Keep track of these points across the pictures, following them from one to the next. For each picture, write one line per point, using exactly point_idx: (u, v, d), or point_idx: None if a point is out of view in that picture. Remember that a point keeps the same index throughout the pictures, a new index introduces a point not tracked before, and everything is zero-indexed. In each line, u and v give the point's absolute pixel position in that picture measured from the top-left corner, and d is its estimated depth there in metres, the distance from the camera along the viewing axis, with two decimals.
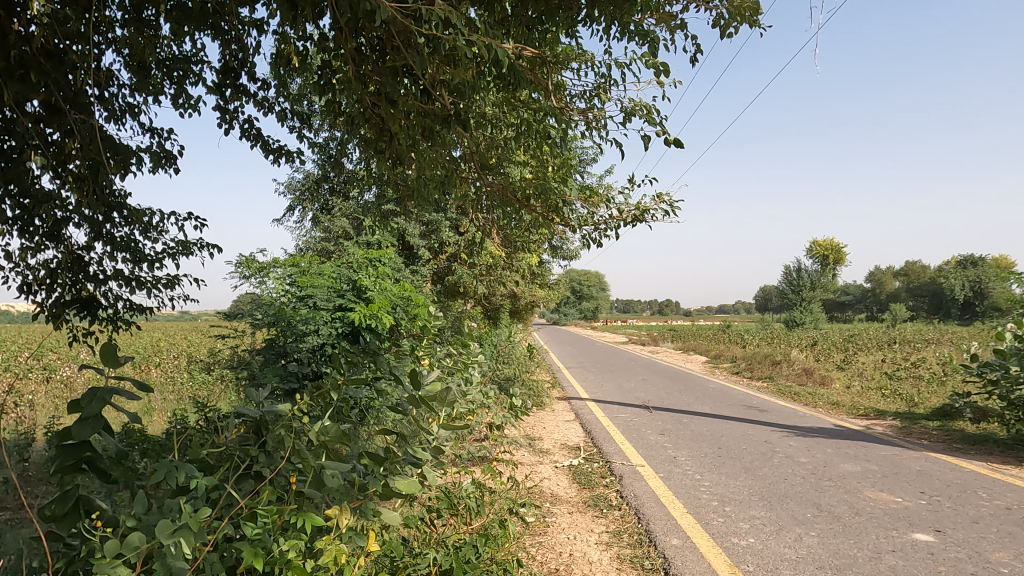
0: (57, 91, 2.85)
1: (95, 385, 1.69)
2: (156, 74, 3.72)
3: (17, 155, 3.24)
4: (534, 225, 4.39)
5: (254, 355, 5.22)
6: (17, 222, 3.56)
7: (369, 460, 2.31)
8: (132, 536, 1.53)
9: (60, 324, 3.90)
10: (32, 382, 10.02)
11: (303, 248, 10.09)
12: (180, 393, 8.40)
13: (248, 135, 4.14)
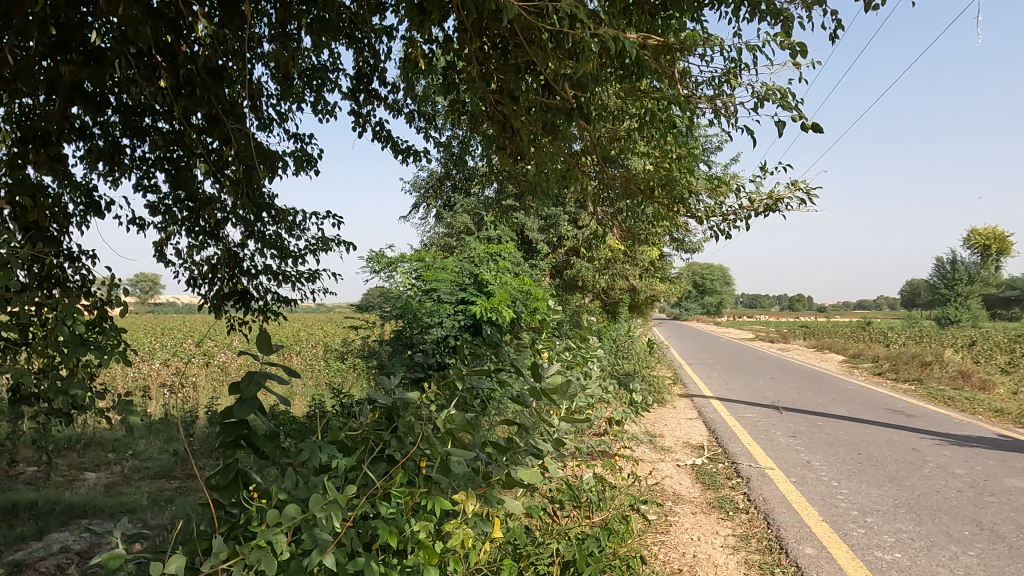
0: (217, 104, 3.16)
1: (251, 369, 1.85)
2: (299, 84, 4.01)
3: (185, 163, 3.63)
4: (657, 218, 4.28)
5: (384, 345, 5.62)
6: (185, 223, 3.99)
7: (493, 450, 2.36)
8: (287, 510, 1.67)
9: (220, 314, 4.33)
10: (195, 366, 11.26)
11: (428, 244, 10.54)
12: (319, 379, 9.08)
13: (380, 137, 4.36)
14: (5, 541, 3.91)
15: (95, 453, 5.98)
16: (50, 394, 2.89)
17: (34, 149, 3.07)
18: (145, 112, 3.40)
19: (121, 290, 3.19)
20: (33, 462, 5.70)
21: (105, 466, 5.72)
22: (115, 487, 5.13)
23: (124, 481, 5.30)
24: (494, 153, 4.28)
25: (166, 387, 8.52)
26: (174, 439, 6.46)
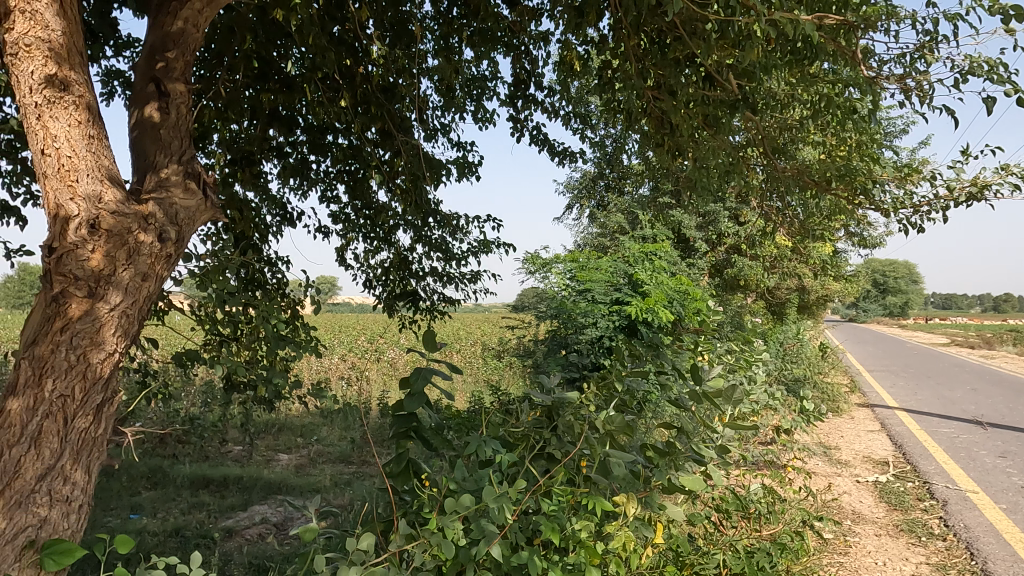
0: (389, 119, 3.41)
1: (418, 365, 1.96)
2: (461, 94, 4.21)
3: (361, 174, 3.95)
4: (833, 211, 3.94)
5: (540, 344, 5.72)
6: (362, 230, 4.34)
7: (654, 453, 2.31)
8: (463, 499, 1.75)
9: (392, 314, 4.66)
10: (368, 361, 12.24)
11: (582, 244, 10.57)
12: (478, 376, 9.46)
13: (537, 140, 4.45)
14: (219, 508, 4.53)
15: (288, 436, 6.72)
16: (255, 384, 3.29)
17: (241, 169, 3.51)
18: (328, 131, 3.75)
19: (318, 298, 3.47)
20: (239, 442, 6.54)
21: (295, 449, 6.41)
22: (304, 468, 5.73)
23: (311, 463, 5.91)
24: (651, 150, 4.19)
25: (345, 379, 9.36)
26: (352, 427, 7.08)
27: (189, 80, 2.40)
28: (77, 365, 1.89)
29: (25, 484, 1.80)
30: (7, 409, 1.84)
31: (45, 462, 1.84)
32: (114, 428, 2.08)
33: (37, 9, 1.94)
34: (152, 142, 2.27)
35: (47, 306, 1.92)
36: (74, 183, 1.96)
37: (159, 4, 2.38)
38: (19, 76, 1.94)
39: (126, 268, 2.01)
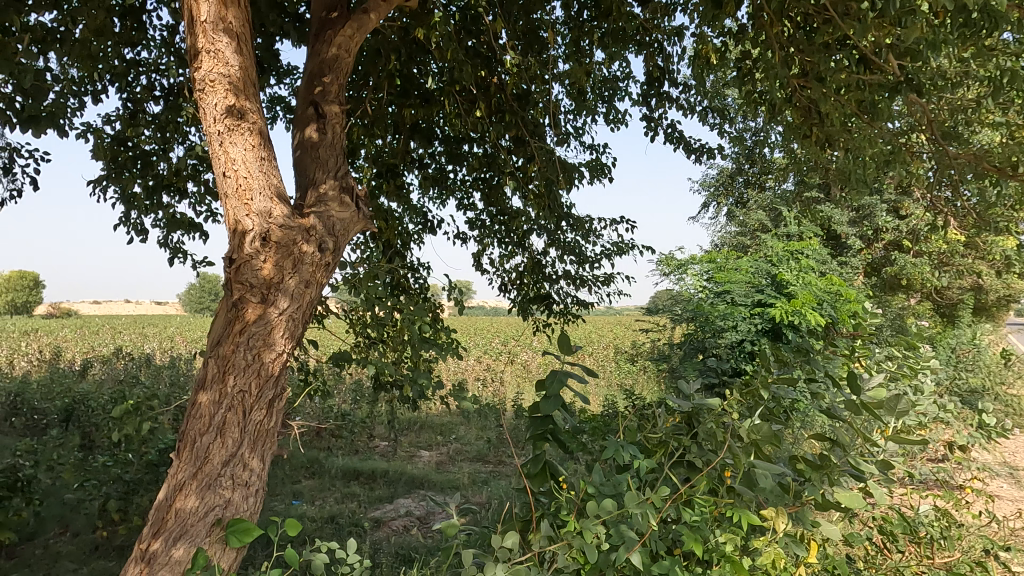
0: (523, 125, 3.47)
1: (554, 368, 1.96)
2: (592, 96, 4.19)
3: (496, 181, 4.05)
4: (1018, 200, 3.48)
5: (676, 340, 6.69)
6: (496, 235, 4.44)
7: (805, 466, 2.16)
8: (605, 504, 1.74)
9: (526, 317, 4.73)
10: (502, 362, 12.58)
11: (719, 244, 10.19)
12: (611, 380, 9.39)
13: (671, 138, 4.33)
14: (369, 499, 4.85)
15: (429, 434, 7.06)
16: (400, 384, 3.48)
17: (386, 181, 3.71)
18: (464, 141, 3.89)
19: (459, 293, 3.68)
20: (385, 438, 6.97)
21: (436, 446, 6.72)
22: (444, 465, 6.00)
23: (450, 460, 6.17)
24: (796, 142, 3.93)
25: (480, 380, 9.67)
26: (488, 427, 7.30)
27: (342, 102, 2.59)
28: (253, 363, 2.11)
29: (213, 468, 2.05)
30: (200, 401, 2.11)
31: (229, 449, 2.08)
32: (283, 422, 2.28)
33: (219, 48, 2.19)
34: (311, 161, 2.47)
35: (228, 311, 2.17)
36: (250, 201, 2.17)
37: (316, 35, 2.62)
38: (205, 109, 2.19)
39: (292, 276, 2.19)
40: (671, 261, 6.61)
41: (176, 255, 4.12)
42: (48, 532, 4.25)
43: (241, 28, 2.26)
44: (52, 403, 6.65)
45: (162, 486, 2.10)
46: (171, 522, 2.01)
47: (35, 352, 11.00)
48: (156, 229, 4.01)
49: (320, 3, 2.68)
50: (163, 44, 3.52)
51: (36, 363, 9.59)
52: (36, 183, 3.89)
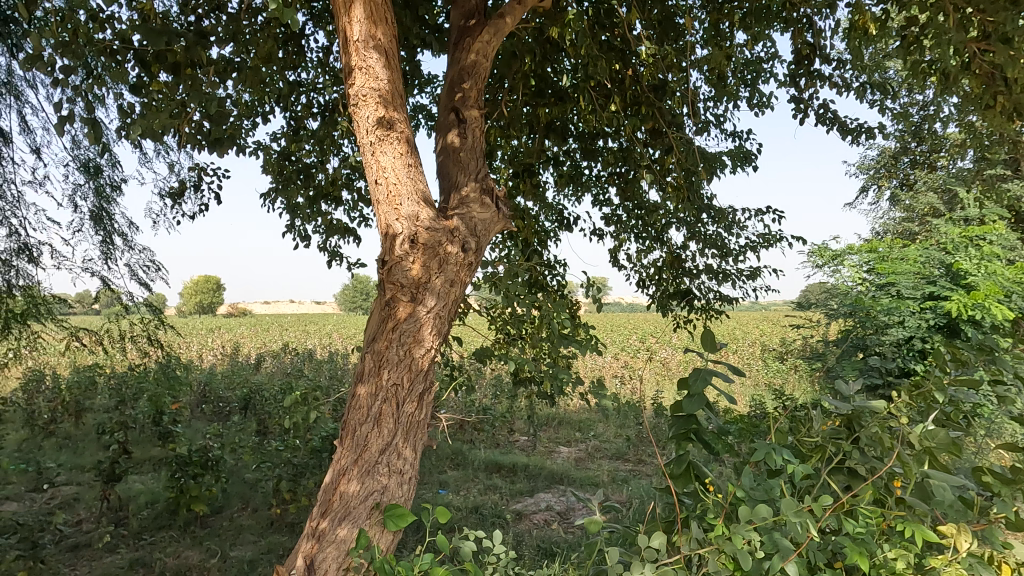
0: (660, 117, 3.38)
1: (698, 365, 1.87)
2: (734, 81, 3.99)
3: (633, 175, 3.97)
4: None
5: (840, 332, 6.40)
6: (633, 230, 4.36)
7: (992, 480, 1.92)
8: (758, 510, 1.65)
9: (666, 313, 4.60)
10: (640, 359, 12.37)
11: (881, 233, 9.32)
12: (758, 379, 8.91)
13: (824, 120, 4.01)
14: (510, 492, 4.97)
15: (567, 430, 7.11)
16: (539, 380, 3.54)
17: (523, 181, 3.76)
18: (599, 136, 3.86)
19: (599, 292, 3.67)
20: (525, 432, 7.12)
21: (575, 442, 6.75)
22: (583, 462, 6.02)
23: (589, 458, 6.17)
24: (975, 114, 3.49)
25: (618, 378, 9.57)
26: (626, 425, 7.21)
27: (481, 106, 2.67)
28: (404, 358, 2.24)
29: (371, 455, 2.21)
30: (358, 393, 2.28)
31: (385, 438, 2.22)
32: (432, 414, 2.40)
33: (370, 64, 2.32)
34: (454, 165, 2.56)
35: (382, 309, 2.31)
36: (399, 206, 2.30)
37: (456, 43, 2.71)
38: (359, 122, 2.35)
39: (438, 276, 2.29)
40: (824, 252, 6.13)
41: (334, 259, 4.46)
42: (233, 507, 4.80)
43: (389, 43, 2.38)
44: (233, 392, 7.50)
45: (328, 470, 2.30)
46: (336, 503, 2.19)
47: (219, 348, 12.45)
48: (316, 235, 4.37)
49: (459, 12, 2.77)
50: (320, 65, 3.84)
51: (220, 357, 10.86)
52: (219, 197, 4.35)
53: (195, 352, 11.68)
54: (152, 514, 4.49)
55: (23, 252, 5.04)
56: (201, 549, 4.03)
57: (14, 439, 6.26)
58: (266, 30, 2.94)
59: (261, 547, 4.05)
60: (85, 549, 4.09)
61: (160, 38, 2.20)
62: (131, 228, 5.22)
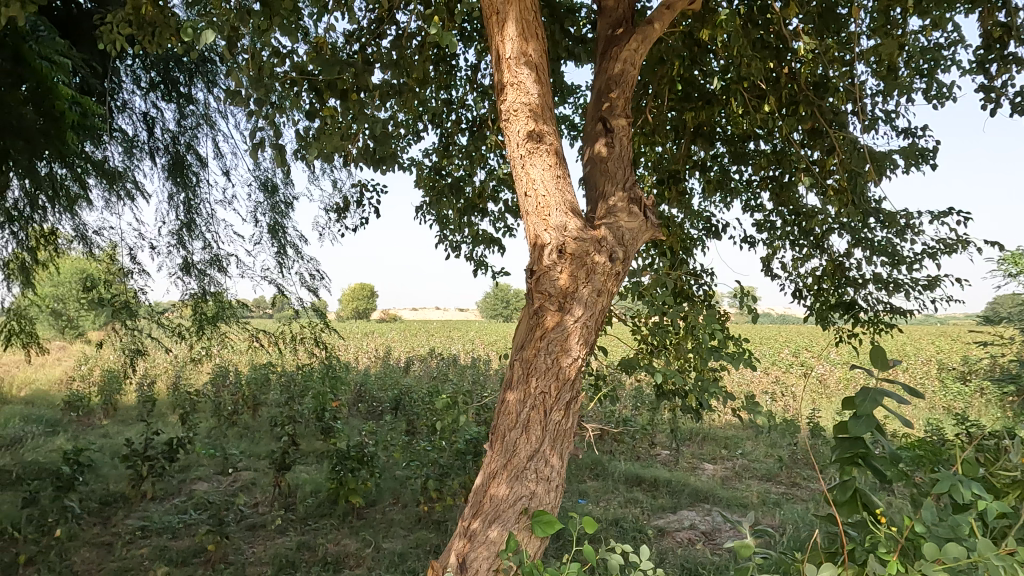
0: (820, 116, 3.15)
1: (865, 384, 1.68)
2: (907, 73, 3.63)
3: (789, 179, 3.73)
4: None
5: None
6: (789, 237, 4.09)
7: None
8: (945, 550, 1.46)
9: (826, 326, 4.26)
10: (793, 375, 11.57)
11: None
12: (935, 401, 7.98)
13: (1020, 109, 3.53)
14: (651, 506, 4.85)
15: (712, 446, 6.82)
16: (685, 393, 3.42)
17: (667, 188, 3.65)
18: (750, 138, 3.69)
19: (751, 302, 3.47)
20: (667, 446, 6.92)
21: (721, 460, 6.45)
22: (729, 480, 5.73)
23: (737, 477, 5.86)
24: None
25: (768, 394, 9.01)
26: (778, 444, 6.77)
27: (628, 114, 2.63)
28: (552, 367, 2.26)
29: (520, 460, 2.26)
30: (507, 399, 2.34)
31: (533, 445, 2.26)
32: (578, 423, 2.40)
33: (521, 79, 2.36)
34: (601, 175, 2.54)
35: (531, 318, 2.35)
36: (548, 217, 2.32)
37: (603, 52, 2.70)
38: (510, 135, 2.40)
39: (586, 286, 2.29)
40: (1019, 259, 5.38)
41: (480, 268, 4.62)
42: (385, 500, 5.12)
43: (540, 58, 2.42)
44: (386, 393, 8.01)
45: (479, 473, 2.38)
46: (487, 506, 2.26)
47: (373, 351, 13.38)
48: (463, 245, 4.56)
49: (606, 22, 2.77)
50: (468, 82, 4.01)
51: (375, 360, 11.65)
52: (378, 211, 4.69)
53: (353, 354, 12.63)
54: (316, 502, 4.90)
55: (215, 262, 5.73)
56: (357, 538, 4.34)
57: (206, 427, 7.13)
58: (421, 53, 3.13)
59: (410, 541, 4.28)
60: (260, 529, 4.56)
61: (332, 68, 2.42)
62: (301, 240, 5.76)
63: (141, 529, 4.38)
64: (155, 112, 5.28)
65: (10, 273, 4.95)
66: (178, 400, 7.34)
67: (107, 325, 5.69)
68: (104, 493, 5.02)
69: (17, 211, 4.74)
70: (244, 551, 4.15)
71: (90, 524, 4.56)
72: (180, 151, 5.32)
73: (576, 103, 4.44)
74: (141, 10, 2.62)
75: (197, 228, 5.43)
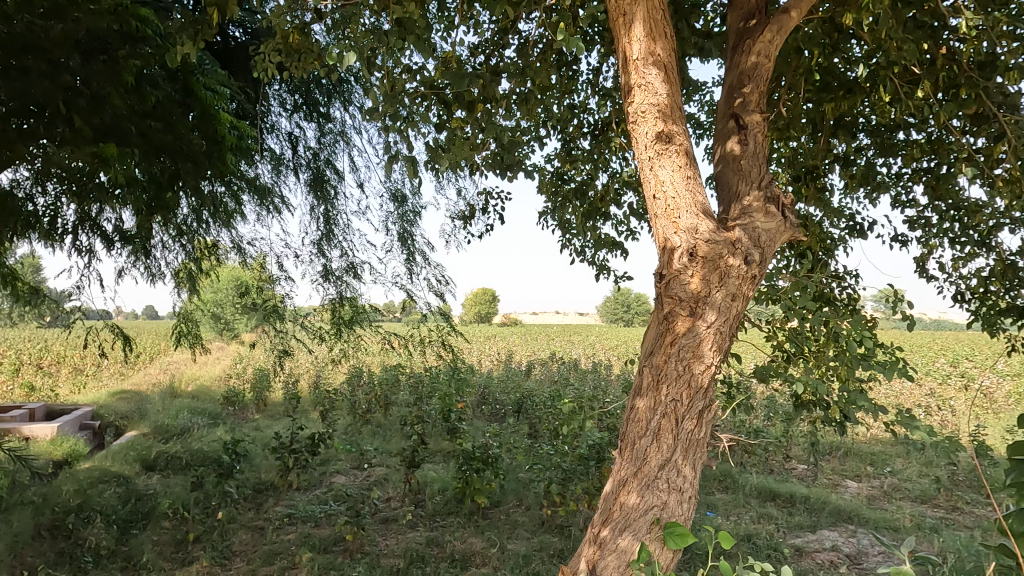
0: (986, 99, 2.83)
1: None
2: None
3: (948, 170, 3.37)
4: None
5: None
6: (948, 235, 3.70)
7: None
8: None
9: (995, 333, 3.80)
10: (952, 387, 10.46)
11: None
12: None
13: None
14: (788, 524, 4.57)
15: (856, 463, 6.31)
16: (826, 404, 3.19)
17: (805, 185, 3.42)
18: (899, 128, 3.39)
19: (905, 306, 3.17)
20: (804, 460, 6.49)
21: (866, 478, 5.95)
22: (876, 501, 5.28)
23: (886, 497, 5.38)
24: None
25: (922, 408, 8.21)
26: (934, 464, 6.14)
27: (763, 109, 2.50)
28: (683, 374, 2.19)
29: (651, 469, 2.22)
30: (637, 406, 2.30)
31: (664, 454, 2.21)
32: (712, 432, 2.32)
33: (648, 80, 2.30)
34: (734, 174, 2.43)
35: (660, 324, 2.29)
36: (677, 219, 2.25)
37: (735, 46, 2.58)
38: (637, 138, 2.35)
39: (720, 290, 2.19)
40: None
41: (602, 272, 4.58)
42: (509, 502, 5.20)
43: (668, 57, 2.35)
44: (509, 396, 8.15)
45: (608, 479, 2.37)
46: (617, 513, 2.25)
47: (496, 355, 13.67)
48: (585, 249, 4.54)
49: (736, 14, 2.65)
50: (590, 86, 4.00)
51: (497, 363, 11.89)
52: (503, 217, 4.79)
53: (476, 358, 12.96)
54: (443, 500, 5.08)
55: (351, 269, 6.11)
56: (483, 538, 4.44)
57: (343, 424, 7.61)
58: (544, 59, 3.17)
59: (534, 544, 4.31)
60: (392, 522, 4.79)
61: (462, 80, 2.51)
62: (428, 247, 6.00)
63: (288, 516, 4.75)
64: (298, 132, 5.72)
65: (180, 281, 5.56)
66: (319, 398, 7.90)
67: (258, 328, 6.24)
68: (257, 481, 5.50)
69: (186, 226, 5.32)
70: (378, 543, 4.38)
71: (246, 509, 5.01)
72: (320, 167, 5.73)
73: (702, 101, 4.29)
74: (288, 37, 2.85)
75: (336, 238, 5.82)
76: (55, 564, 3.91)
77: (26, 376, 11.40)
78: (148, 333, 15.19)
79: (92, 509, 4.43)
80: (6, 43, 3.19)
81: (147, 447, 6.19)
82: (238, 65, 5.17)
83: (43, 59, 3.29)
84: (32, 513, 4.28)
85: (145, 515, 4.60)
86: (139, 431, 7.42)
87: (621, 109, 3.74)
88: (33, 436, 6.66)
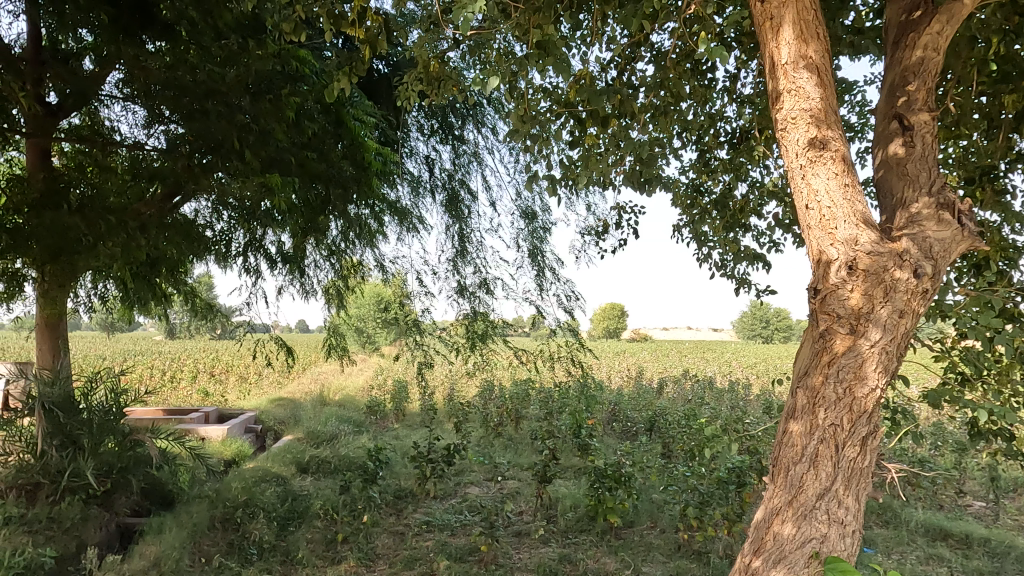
0: None
1: None
2: None
3: None
4: None
5: None
6: None
7: None
8: None
9: None
10: None
11: None
12: None
13: None
14: (962, 567, 4.06)
15: None
16: (1013, 434, 2.80)
17: (980, 187, 3.07)
18: None
19: None
20: (981, 497, 5.77)
21: None
22: None
23: None
24: None
25: None
26: None
27: (932, 107, 2.28)
28: (844, 398, 2.04)
29: (808, 499, 2.08)
30: (790, 430, 2.16)
31: (822, 483, 2.07)
32: (878, 462, 2.13)
33: (799, 84, 2.18)
34: (898, 180, 2.23)
35: (816, 342, 2.15)
36: (833, 230, 2.09)
37: (896, 41, 2.38)
38: (787, 145, 2.22)
39: (885, 306, 2.01)
40: None
41: (742, 286, 4.38)
42: (643, 523, 5.07)
43: (821, 58, 2.21)
44: (640, 413, 7.98)
45: (760, 506, 2.26)
46: (771, 543, 2.14)
47: (626, 371, 13.47)
48: (723, 262, 4.36)
49: (896, 6, 2.44)
50: (727, 93, 3.87)
51: (627, 379, 11.69)
52: (636, 231, 4.71)
53: (605, 374, 12.83)
54: (576, 517, 5.04)
55: (484, 285, 6.30)
56: (617, 558, 4.35)
57: (476, 436, 7.81)
58: (680, 69, 3.11)
59: (670, 569, 4.17)
60: (525, 536, 4.84)
61: (599, 96, 2.51)
62: (559, 263, 6.04)
63: (426, 523, 4.94)
64: (435, 154, 6.02)
65: (330, 297, 6.00)
66: (453, 410, 8.17)
67: (399, 341, 6.58)
68: (397, 487, 5.78)
69: (335, 246, 5.75)
70: (511, 555, 4.44)
71: (387, 514, 5.28)
72: (455, 187, 5.98)
73: (853, 101, 4.00)
74: (429, 66, 3.02)
75: (470, 255, 6.02)
76: (226, 553, 4.33)
77: (201, 382, 12.79)
78: (302, 345, 16.54)
79: (256, 506, 4.86)
80: (193, 91, 3.73)
81: (301, 451, 6.70)
82: (382, 96, 5.56)
83: (220, 103, 3.77)
84: (208, 506, 4.77)
85: (300, 514, 4.96)
86: (294, 436, 8.06)
87: (762, 115, 3.58)
88: (207, 436, 7.45)
